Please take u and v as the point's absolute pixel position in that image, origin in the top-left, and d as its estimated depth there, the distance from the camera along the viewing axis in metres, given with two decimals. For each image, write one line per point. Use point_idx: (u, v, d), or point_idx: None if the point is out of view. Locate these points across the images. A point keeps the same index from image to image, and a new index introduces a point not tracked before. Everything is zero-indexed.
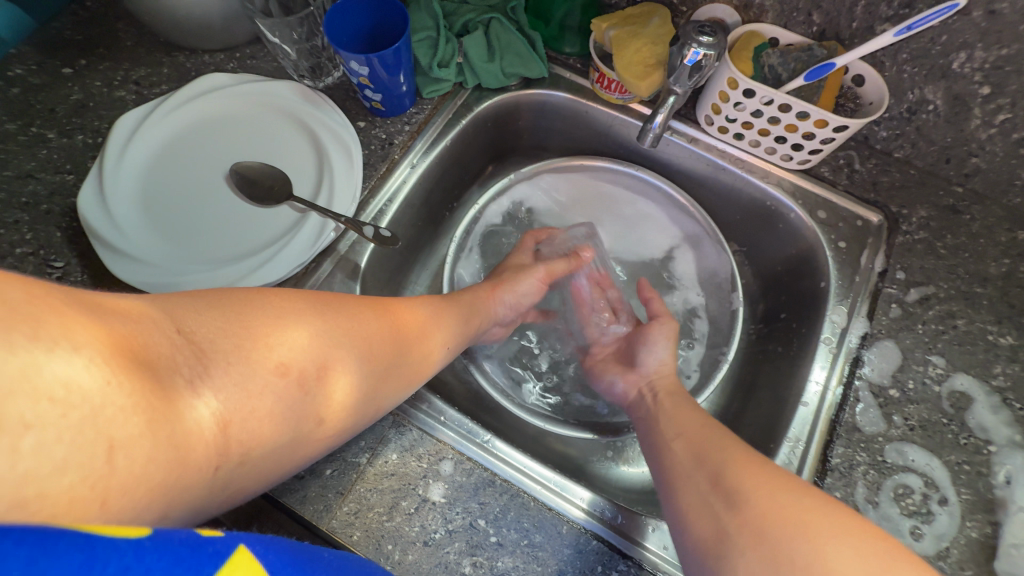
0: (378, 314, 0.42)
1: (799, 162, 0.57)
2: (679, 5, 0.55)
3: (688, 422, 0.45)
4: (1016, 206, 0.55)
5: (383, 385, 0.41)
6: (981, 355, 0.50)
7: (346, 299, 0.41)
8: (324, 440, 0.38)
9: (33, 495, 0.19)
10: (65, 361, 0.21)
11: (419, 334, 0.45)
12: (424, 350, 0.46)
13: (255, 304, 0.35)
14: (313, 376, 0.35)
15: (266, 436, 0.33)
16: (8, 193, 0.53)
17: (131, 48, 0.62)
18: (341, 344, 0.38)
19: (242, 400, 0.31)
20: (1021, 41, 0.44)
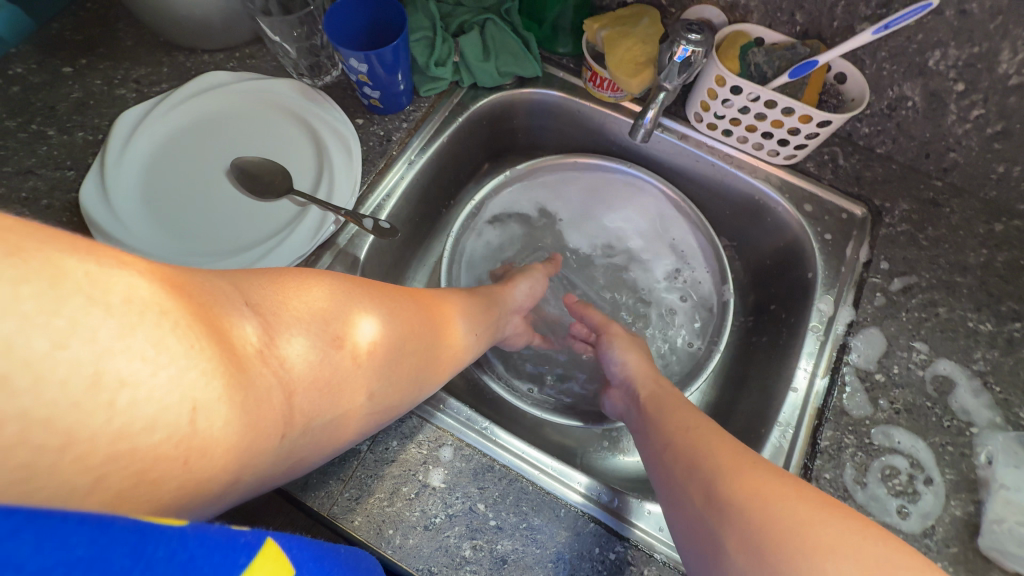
0: (418, 299, 0.44)
1: (785, 157, 0.59)
2: (668, 6, 0.58)
3: (682, 421, 0.44)
4: (992, 199, 0.58)
5: (425, 366, 0.43)
6: (961, 341, 0.52)
7: (387, 284, 0.43)
8: (372, 417, 0.40)
9: (127, 449, 0.22)
10: (153, 327, 0.24)
11: (451, 321, 0.47)
12: (458, 336, 0.48)
13: (311, 281, 0.37)
14: (363, 352, 0.37)
15: (323, 408, 0.35)
16: (8, 189, 0.54)
17: (131, 47, 0.63)
18: (388, 324, 0.40)
19: (303, 370, 0.33)
20: (991, 39, 0.46)
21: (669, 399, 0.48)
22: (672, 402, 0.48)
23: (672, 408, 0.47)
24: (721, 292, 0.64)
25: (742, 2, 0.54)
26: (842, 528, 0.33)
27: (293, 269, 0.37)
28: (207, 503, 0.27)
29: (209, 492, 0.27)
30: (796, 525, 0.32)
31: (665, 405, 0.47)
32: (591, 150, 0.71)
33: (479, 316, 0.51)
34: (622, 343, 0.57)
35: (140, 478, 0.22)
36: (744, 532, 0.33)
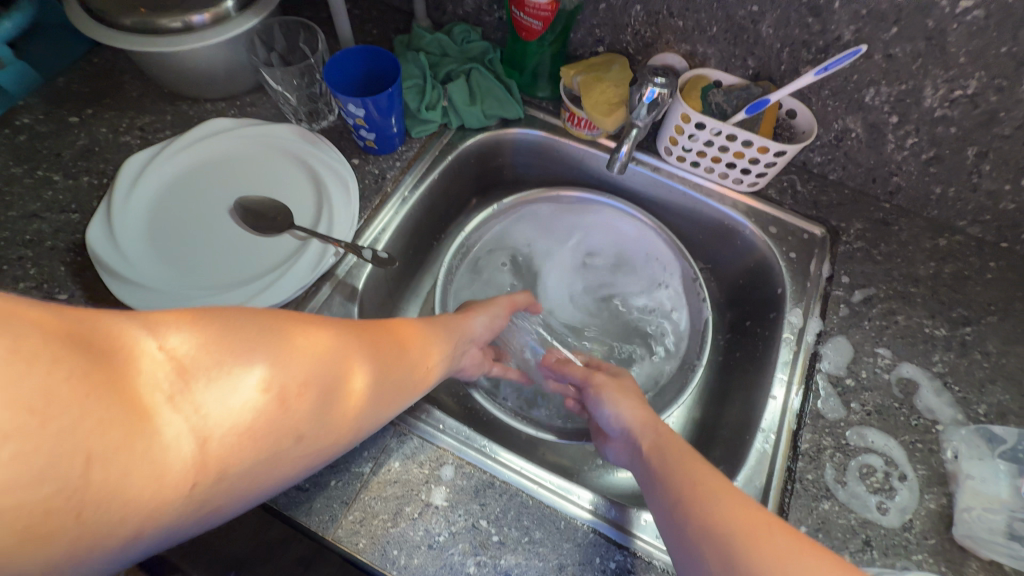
0: (369, 335, 0.42)
1: (749, 185, 0.65)
2: (635, 55, 0.64)
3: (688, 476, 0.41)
4: (935, 217, 0.64)
5: (372, 402, 0.41)
6: (920, 345, 0.56)
7: (339, 319, 0.41)
8: (315, 456, 0.37)
9: (10, 505, 0.21)
10: (41, 376, 0.22)
11: (409, 355, 0.45)
12: (413, 372, 0.45)
13: (245, 318, 0.34)
14: (301, 391, 0.34)
15: (253, 454, 0.32)
16: (12, 233, 0.56)
17: (136, 98, 0.66)
18: (329, 364, 0.37)
19: (229, 413, 0.30)
20: (914, 78, 0.53)
21: (672, 445, 0.46)
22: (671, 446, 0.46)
23: (680, 455, 0.44)
24: (699, 310, 0.68)
25: (700, 51, 0.61)
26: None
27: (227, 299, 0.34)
28: (110, 557, 0.25)
29: (112, 547, 0.25)
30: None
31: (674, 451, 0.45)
32: (572, 184, 0.76)
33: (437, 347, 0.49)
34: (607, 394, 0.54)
35: (27, 533, 0.21)
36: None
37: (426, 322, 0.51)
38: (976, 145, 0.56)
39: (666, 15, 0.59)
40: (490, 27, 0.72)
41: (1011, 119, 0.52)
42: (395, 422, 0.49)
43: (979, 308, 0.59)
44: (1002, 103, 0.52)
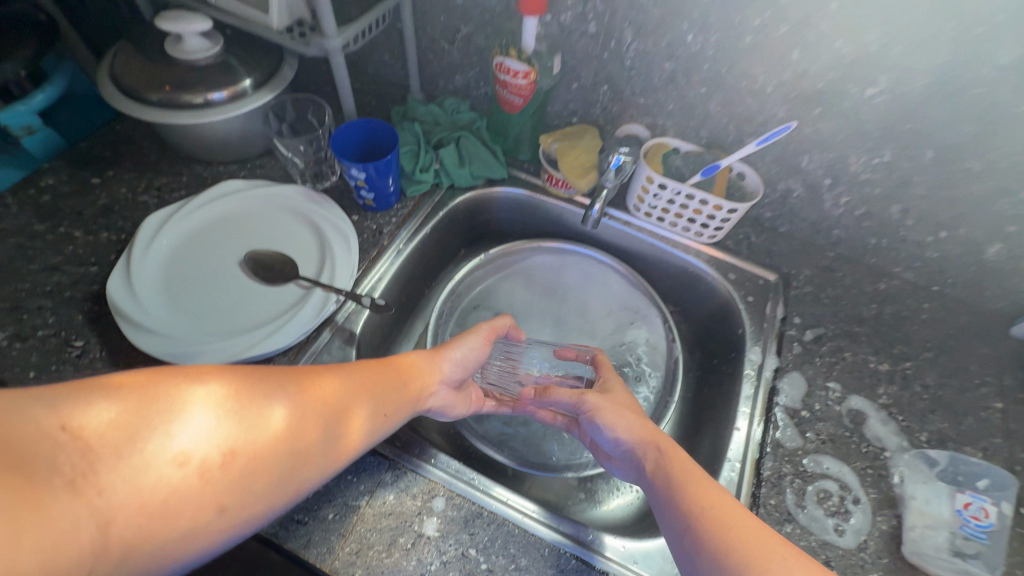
0: (313, 392, 0.42)
1: (708, 237, 0.73)
2: (604, 125, 0.74)
3: (701, 499, 0.42)
4: (874, 264, 0.72)
5: (303, 464, 0.40)
6: (866, 379, 0.63)
7: (273, 376, 0.41)
8: (238, 527, 0.35)
9: None
10: None
11: (353, 405, 0.45)
12: (361, 425, 0.46)
13: (173, 386, 0.34)
14: (218, 463, 0.33)
15: (160, 535, 0.30)
16: (33, 284, 0.60)
17: (154, 161, 0.73)
18: (261, 430, 0.37)
19: (132, 493, 0.29)
20: (838, 149, 0.62)
21: (678, 465, 0.47)
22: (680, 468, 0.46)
23: (690, 477, 0.45)
24: (671, 350, 0.73)
25: (659, 123, 0.70)
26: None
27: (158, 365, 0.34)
28: None
29: None
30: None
31: (684, 472, 0.45)
32: (552, 236, 0.83)
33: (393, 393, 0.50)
34: (603, 414, 0.54)
35: None
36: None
37: (400, 362, 0.53)
38: (899, 203, 0.64)
39: (629, 93, 0.68)
40: (477, 100, 0.81)
41: (924, 182, 0.61)
42: (390, 458, 0.53)
43: (917, 345, 0.66)
44: (914, 169, 0.60)
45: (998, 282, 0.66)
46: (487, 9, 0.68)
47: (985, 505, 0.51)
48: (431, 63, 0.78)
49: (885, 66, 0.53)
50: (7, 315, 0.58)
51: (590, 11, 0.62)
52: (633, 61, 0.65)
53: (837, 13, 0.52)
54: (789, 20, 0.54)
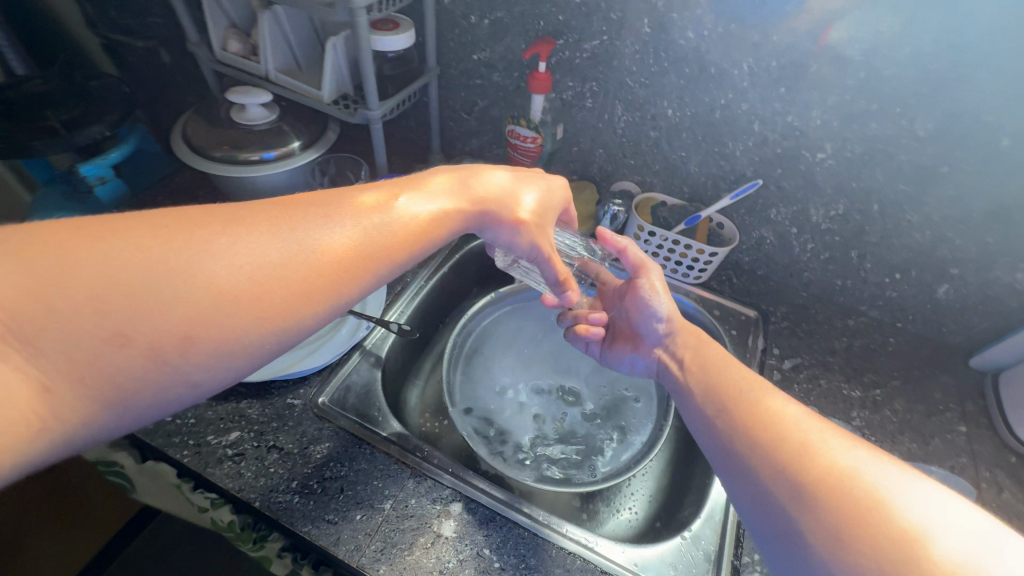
0: (279, 242, 0.39)
1: (695, 278, 0.82)
2: (600, 181, 0.85)
3: (720, 377, 0.53)
4: (842, 303, 0.81)
5: (277, 319, 0.38)
6: (840, 404, 0.70)
7: (232, 229, 0.38)
8: (219, 371, 0.37)
9: None
10: None
11: (347, 261, 0.42)
12: (370, 271, 0.44)
13: (96, 251, 0.33)
14: (159, 321, 0.34)
15: (117, 388, 0.33)
16: None
17: (208, 208, 0.84)
18: (214, 290, 0.36)
19: (67, 356, 0.31)
20: (798, 204, 0.73)
21: (711, 360, 0.57)
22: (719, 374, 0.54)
23: (708, 356, 0.57)
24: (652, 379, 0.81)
25: (648, 181, 0.81)
26: (873, 461, 0.40)
27: (87, 225, 0.34)
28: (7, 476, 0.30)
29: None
30: (821, 447, 0.41)
31: (708, 356, 0.58)
32: None
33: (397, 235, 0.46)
34: (656, 293, 0.63)
35: None
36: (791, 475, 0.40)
37: (419, 206, 0.49)
38: (857, 249, 0.74)
39: (621, 156, 0.80)
40: (490, 160, 0.93)
41: (875, 231, 0.71)
42: (413, 467, 0.59)
43: (885, 375, 0.74)
44: (864, 221, 0.71)
45: (952, 319, 0.75)
46: (502, 87, 0.81)
47: None
48: (452, 129, 0.91)
49: (830, 136, 0.65)
50: None
51: (587, 90, 0.75)
52: (624, 130, 0.77)
53: (786, 94, 0.64)
54: (748, 100, 0.66)
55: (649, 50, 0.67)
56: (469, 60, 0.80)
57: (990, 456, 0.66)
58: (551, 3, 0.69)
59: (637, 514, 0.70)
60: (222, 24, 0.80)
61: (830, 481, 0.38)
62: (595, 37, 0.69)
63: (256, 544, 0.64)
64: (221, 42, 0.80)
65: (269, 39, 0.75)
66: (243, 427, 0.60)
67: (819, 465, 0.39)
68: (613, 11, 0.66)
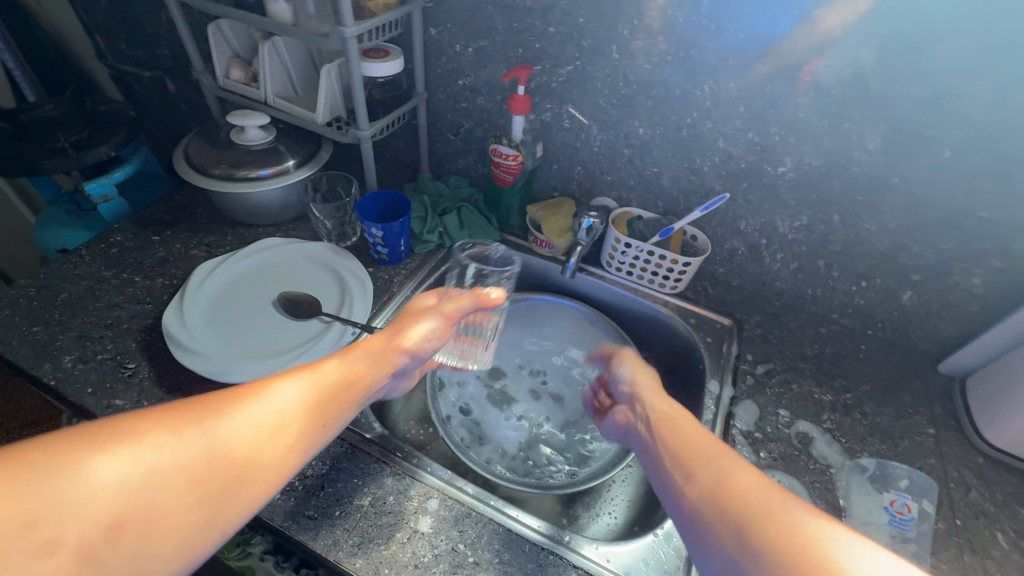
0: (227, 424, 0.42)
1: (671, 288, 0.84)
2: (579, 197, 0.89)
3: (680, 443, 0.51)
4: (814, 311, 0.84)
5: (229, 503, 0.39)
6: (812, 407, 0.72)
7: (175, 422, 0.39)
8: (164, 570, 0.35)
9: None
10: None
11: (291, 429, 0.45)
12: (315, 432, 0.47)
13: (29, 471, 0.32)
14: (101, 528, 0.33)
15: None
16: (97, 318, 0.71)
17: (206, 223, 0.88)
18: (160, 485, 0.36)
19: None
20: (765, 216, 0.77)
21: (683, 425, 0.54)
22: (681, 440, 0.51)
23: (671, 420, 0.55)
24: None
25: (624, 197, 0.86)
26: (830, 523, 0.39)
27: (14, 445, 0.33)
28: None
29: None
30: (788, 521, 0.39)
31: (669, 421, 0.55)
32: (538, 289, 0.95)
33: (326, 405, 0.49)
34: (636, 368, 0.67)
35: None
36: (774, 563, 0.37)
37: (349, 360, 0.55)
38: (823, 258, 0.78)
39: (598, 172, 0.85)
40: (476, 178, 0.98)
41: (838, 241, 0.75)
42: (392, 465, 0.61)
43: (856, 379, 0.76)
44: (827, 231, 0.75)
45: (919, 326, 0.78)
46: (485, 110, 0.87)
47: (907, 503, 0.62)
48: (440, 150, 0.96)
49: (788, 151, 0.70)
50: (74, 342, 0.68)
51: (564, 112, 0.80)
52: (600, 148, 0.82)
53: (746, 113, 0.69)
54: (712, 119, 0.71)
55: (619, 74, 0.73)
56: (455, 85, 0.86)
57: (958, 457, 0.68)
58: (528, 32, 0.74)
59: (615, 518, 0.72)
60: (225, 54, 0.86)
61: (798, 550, 0.37)
62: (570, 63, 0.75)
63: (239, 551, 0.65)
64: (224, 70, 0.86)
65: (269, 67, 0.81)
66: None
67: (778, 520, 0.40)
68: (585, 39, 0.72)
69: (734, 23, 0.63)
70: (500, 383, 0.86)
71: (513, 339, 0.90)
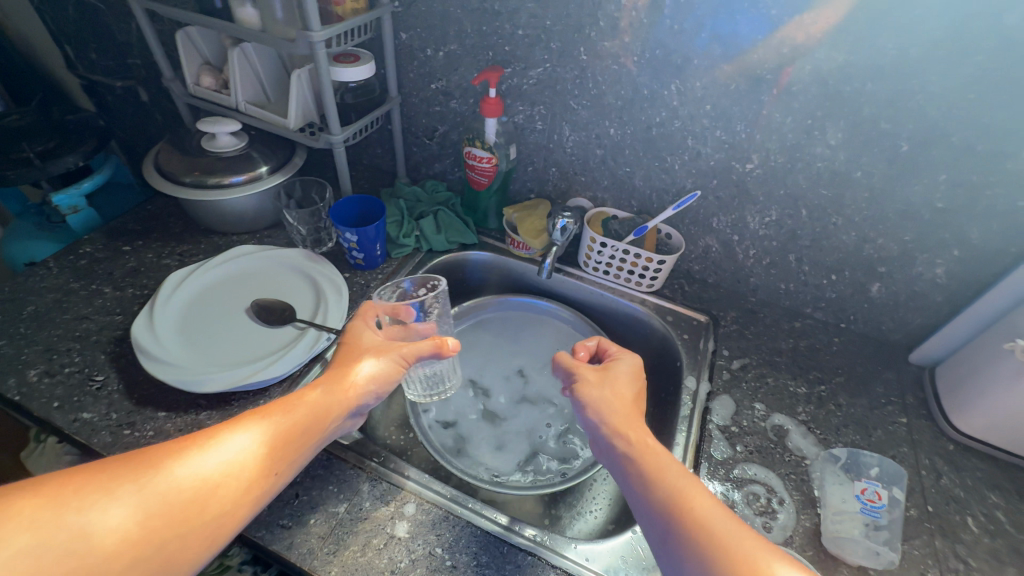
0: (160, 485, 0.42)
1: (648, 286, 0.85)
2: (555, 199, 0.90)
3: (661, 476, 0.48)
4: (789, 306, 0.85)
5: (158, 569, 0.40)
6: (787, 400, 0.72)
7: (105, 487, 0.40)
8: None
9: None
10: None
11: (233, 487, 0.45)
12: (260, 488, 0.47)
13: None
14: None
15: None
16: (64, 330, 0.70)
17: (178, 232, 0.87)
18: (80, 555, 0.37)
19: None
20: (736, 213, 0.78)
21: (662, 460, 0.50)
22: (651, 465, 0.49)
23: (653, 450, 0.51)
24: None
25: (599, 198, 0.86)
26: None
27: None
28: None
29: None
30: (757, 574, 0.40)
31: (653, 451, 0.51)
32: (518, 291, 0.96)
33: (277, 451, 0.49)
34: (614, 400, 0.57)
35: None
36: None
37: (303, 403, 0.53)
38: (793, 253, 0.79)
39: (573, 173, 0.86)
40: (453, 182, 0.98)
41: (807, 235, 0.76)
42: (369, 471, 0.60)
43: (829, 372, 0.77)
44: (796, 226, 0.76)
45: (888, 317, 0.79)
46: (459, 113, 0.87)
47: (878, 491, 0.62)
48: (416, 154, 0.96)
49: (755, 148, 0.71)
50: (39, 355, 0.67)
51: (536, 113, 0.81)
52: (573, 149, 0.82)
53: (712, 111, 0.70)
54: (680, 118, 0.72)
55: (588, 75, 0.73)
56: (428, 89, 0.86)
57: (929, 445, 0.69)
58: (497, 35, 0.75)
59: (597, 517, 0.71)
60: (195, 61, 0.85)
61: None
62: (539, 66, 0.75)
63: (217, 565, 0.64)
64: (194, 78, 0.86)
65: (238, 73, 0.80)
66: None
67: None
68: (553, 41, 0.72)
69: (696, 23, 0.64)
70: (481, 385, 0.86)
71: (493, 341, 0.91)
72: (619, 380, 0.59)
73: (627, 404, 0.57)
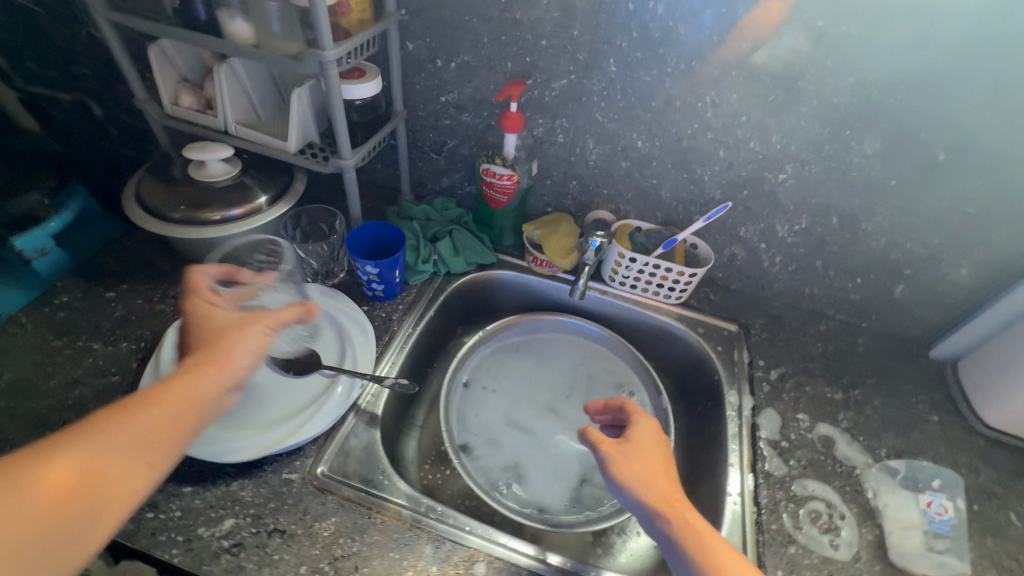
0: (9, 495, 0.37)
1: (676, 299, 0.84)
2: (576, 212, 0.87)
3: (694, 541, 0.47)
4: (812, 308, 0.86)
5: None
6: (827, 407, 0.73)
7: None
8: None
9: None
10: None
11: (102, 488, 0.41)
12: (129, 486, 0.43)
13: None
14: None
15: None
16: (54, 399, 0.62)
17: (168, 272, 0.78)
18: None
19: None
20: (763, 222, 0.78)
21: (701, 528, 0.48)
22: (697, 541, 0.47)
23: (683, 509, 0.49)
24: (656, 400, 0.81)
25: (623, 210, 0.84)
26: None
27: None
28: None
29: None
30: None
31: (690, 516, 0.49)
32: (539, 308, 0.93)
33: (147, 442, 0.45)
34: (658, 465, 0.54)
35: None
36: None
37: (176, 390, 0.48)
38: (821, 258, 0.79)
39: (595, 186, 0.82)
40: (462, 197, 0.93)
41: (835, 242, 0.76)
42: (427, 531, 0.56)
43: (860, 375, 0.78)
44: (825, 233, 0.76)
45: (910, 316, 0.81)
46: (472, 127, 0.81)
47: (943, 503, 0.63)
48: (421, 169, 0.90)
49: (789, 158, 0.70)
50: (29, 433, 0.58)
51: (558, 126, 0.77)
52: (596, 161, 0.79)
53: (747, 122, 0.68)
54: (713, 130, 0.70)
55: (617, 87, 0.70)
56: (437, 102, 0.80)
57: (962, 442, 0.71)
58: (518, 45, 0.70)
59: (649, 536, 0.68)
60: (171, 78, 0.76)
61: None
62: (564, 77, 0.71)
63: None
64: (172, 96, 0.76)
65: (227, 92, 0.72)
66: (238, 513, 0.55)
67: None
68: (579, 53, 0.68)
69: (734, 34, 0.62)
70: (512, 410, 0.82)
71: (519, 362, 0.87)
72: (657, 449, 0.55)
73: (661, 463, 0.54)
